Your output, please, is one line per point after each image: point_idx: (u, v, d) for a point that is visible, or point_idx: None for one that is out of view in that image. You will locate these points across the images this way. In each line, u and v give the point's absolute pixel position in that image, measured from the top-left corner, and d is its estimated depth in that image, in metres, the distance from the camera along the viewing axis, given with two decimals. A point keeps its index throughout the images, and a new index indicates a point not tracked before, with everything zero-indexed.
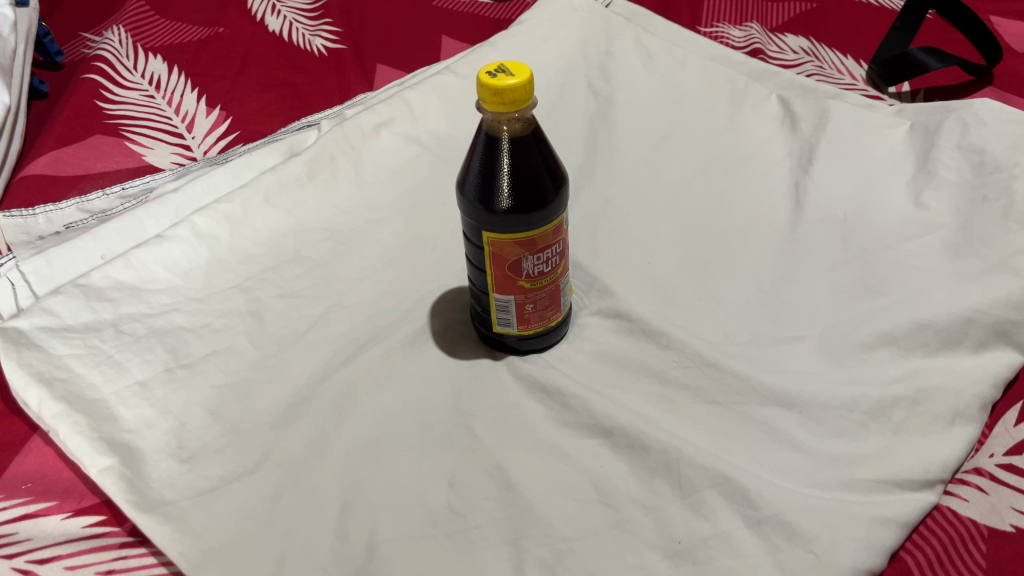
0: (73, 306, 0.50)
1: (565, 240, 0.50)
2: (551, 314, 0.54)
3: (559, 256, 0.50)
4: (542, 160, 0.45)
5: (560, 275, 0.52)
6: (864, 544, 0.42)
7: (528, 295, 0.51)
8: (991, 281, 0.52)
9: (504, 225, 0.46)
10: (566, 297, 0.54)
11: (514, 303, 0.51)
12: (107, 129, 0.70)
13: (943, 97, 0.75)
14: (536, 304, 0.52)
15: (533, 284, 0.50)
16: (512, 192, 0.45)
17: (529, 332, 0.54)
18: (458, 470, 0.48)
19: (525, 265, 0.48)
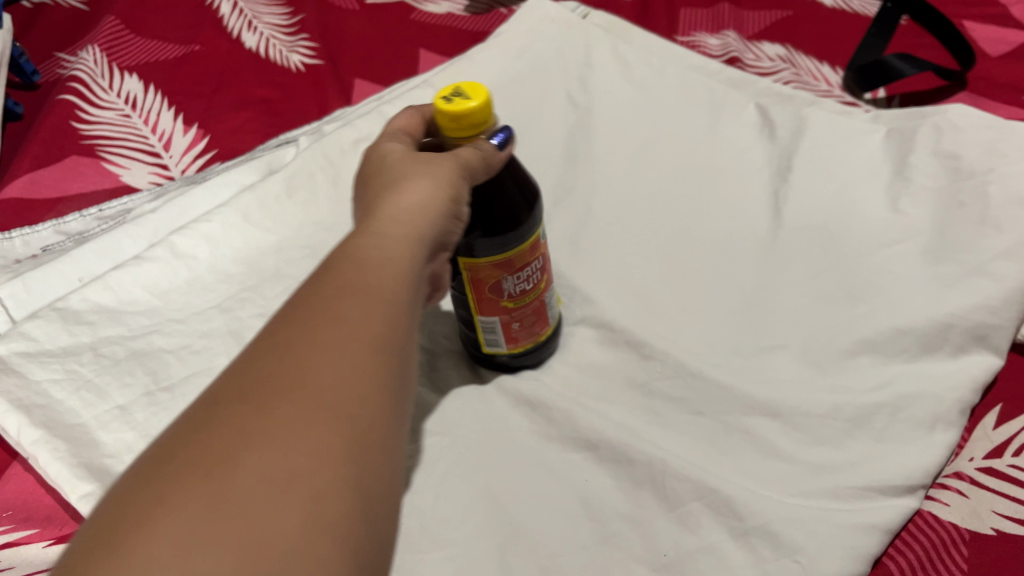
0: (51, 331, 0.50)
1: (542, 254, 0.49)
2: (539, 329, 0.53)
3: (539, 272, 0.49)
4: (509, 182, 0.45)
5: (542, 291, 0.51)
6: (849, 553, 0.42)
7: (513, 315, 0.50)
8: (969, 287, 0.53)
9: (479, 249, 0.45)
10: (552, 312, 0.53)
11: (497, 323, 0.51)
12: (83, 150, 0.70)
13: (917, 102, 0.76)
14: (522, 321, 0.51)
15: (516, 303, 0.50)
16: (485, 217, 0.45)
17: (519, 350, 0.53)
18: (444, 485, 0.48)
19: (505, 286, 0.48)
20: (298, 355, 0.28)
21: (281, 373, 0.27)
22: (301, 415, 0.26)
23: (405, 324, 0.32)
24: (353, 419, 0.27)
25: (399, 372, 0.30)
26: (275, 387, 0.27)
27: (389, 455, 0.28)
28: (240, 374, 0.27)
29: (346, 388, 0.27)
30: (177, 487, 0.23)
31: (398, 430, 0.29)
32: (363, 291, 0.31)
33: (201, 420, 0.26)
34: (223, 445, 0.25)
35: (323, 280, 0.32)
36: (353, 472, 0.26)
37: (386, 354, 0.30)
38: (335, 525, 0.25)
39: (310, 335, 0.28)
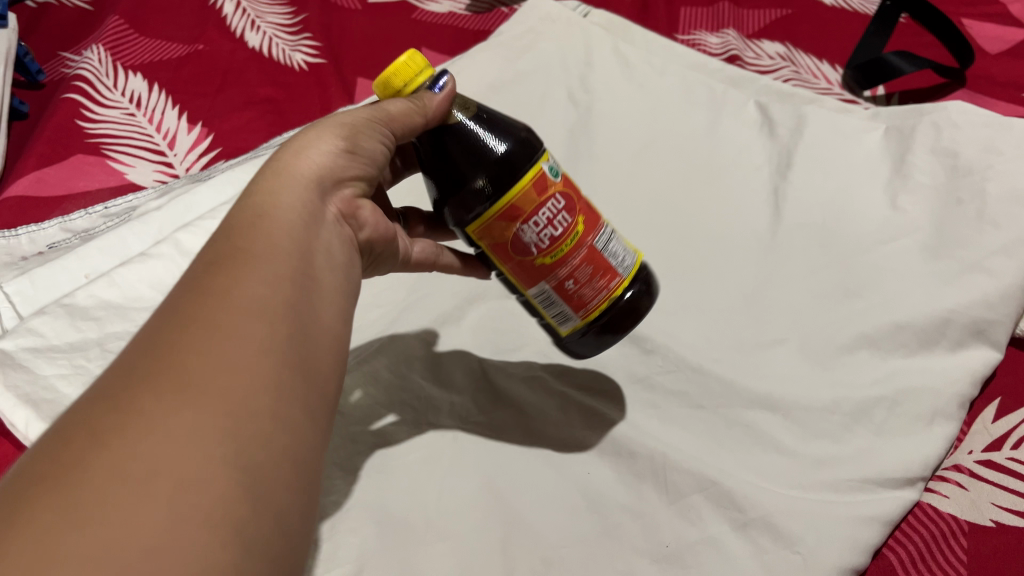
0: (58, 326, 0.50)
1: (563, 195, 0.44)
2: (609, 284, 0.46)
3: (565, 214, 0.44)
4: (476, 135, 0.45)
5: (589, 239, 0.45)
6: (849, 544, 0.43)
7: (557, 273, 0.45)
8: (967, 282, 0.53)
9: (479, 206, 0.43)
10: (619, 260, 0.47)
11: (552, 292, 0.46)
12: (88, 148, 0.70)
13: (917, 100, 0.77)
14: (578, 278, 0.45)
15: (551, 257, 0.44)
16: (476, 176, 0.43)
17: (596, 317, 0.47)
18: (448, 478, 0.48)
19: (526, 238, 0.43)
20: (168, 343, 0.30)
21: (151, 362, 0.29)
22: (170, 389, 0.28)
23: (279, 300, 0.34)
24: (227, 387, 0.29)
25: (276, 365, 0.32)
26: (142, 373, 0.29)
27: (275, 419, 0.30)
28: (119, 372, 0.29)
29: (217, 373, 0.29)
30: (67, 464, 0.25)
31: (278, 421, 0.31)
32: (232, 281, 0.34)
33: (80, 412, 0.27)
34: (98, 430, 0.26)
35: (204, 281, 0.34)
36: (232, 444, 0.28)
37: (259, 327, 0.32)
38: (218, 478, 0.27)
39: (176, 328, 0.31)
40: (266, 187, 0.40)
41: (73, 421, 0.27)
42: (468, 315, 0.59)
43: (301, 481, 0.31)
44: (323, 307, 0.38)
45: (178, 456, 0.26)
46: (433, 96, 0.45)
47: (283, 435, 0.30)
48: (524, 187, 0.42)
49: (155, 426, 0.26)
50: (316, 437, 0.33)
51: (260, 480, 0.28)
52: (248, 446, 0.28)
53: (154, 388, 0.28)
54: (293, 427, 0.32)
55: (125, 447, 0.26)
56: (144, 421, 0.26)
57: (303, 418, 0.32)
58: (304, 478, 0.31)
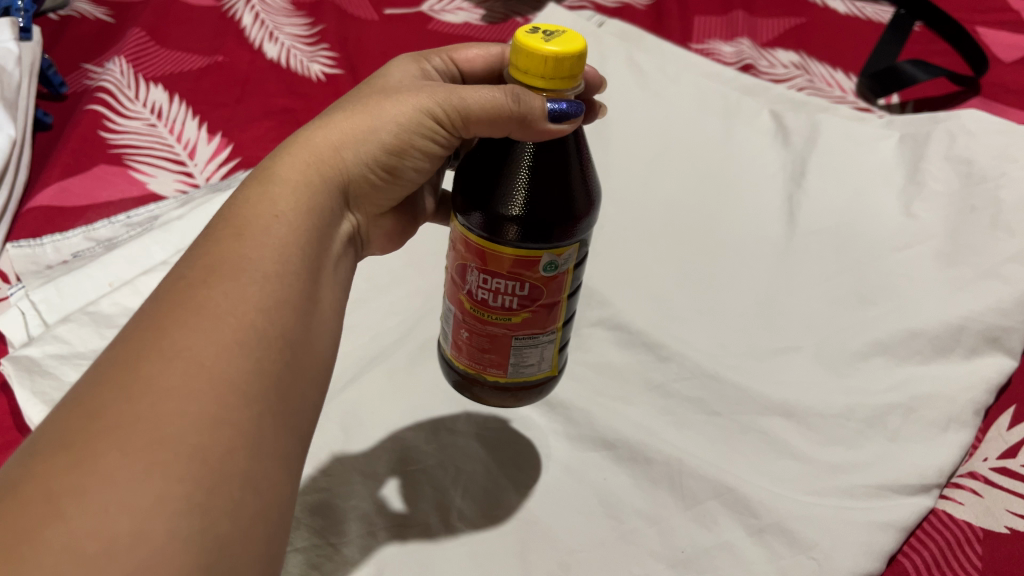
0: (83, 334, 0.52)
1: (533, 287, 0.40)
2: (487, 372, 0.44)
3: (512, 302, 0.40)
4: (551, 165, 0.39)
5: (511, 332, 0.42)
6: (864, 549, 0.43)
7: (462, 317, 0.43)
8: (982, 290, 0.54)
9: (483, 224, 0.39)
10: (521, 365, 0.44)
11: (453, 311, 0.44)
12: (111, 159, 0.72)
13: (931, 108, 0.77)
14: (471, 339, 0.43)
15: (469, 307, 0.42)
16: (515, 199, 0.38)
17: (464, 371, 0.45)
18: (467, 485, 0.49)
19: (468, 275, 0.41)
20: (144, 379, 0.29)
21: (122, 401, 0.28)
22: (144, 443, 0.27)
23: (266, 334, 0.32)
24: (200, 444, 0.28)
25: (257, 408, 0.31)
26: (113, 414, 0.27)
27: (246, 476, 0.29)
28: (97, 401, 0.28)
29: (196, 421, 0.28)
30: (24, 528, 0.24)
31: (256, 469, 0.30)
32: (221, 308, 0.32)
33: (49, 453, 0.27)
34: (64, 484, 0.25)
35: (202, 299, 0.32)
36: (198, 508, 0.27)
37: (245, 371, 0.31)
38: (178, 553, 0.26)
39: (151, 362, 0.29)
40: (266, 186, 0.37)
41: (41, 464, 0.26)
42: None
43: (264, 538, 0.30)
44: (316, 339, 0.36)
45: (136, 531, 0.25)
46: (547, 123, 0.37)
47: (253, 495, 0.29)
48: (520, 255, 0.38)
49: (116, 494, 0.25)
50: (289, 483, 0.32)
51: (223, 553, 0.28)
52: (214, 515, 0.27)
53: (121, 439, 0.27)
54: (268, 481, 0.30)
55: (81, 531, 0.24)
56: (104, 489, 0.25)
57: (277, 468, 0.31)
58: (270, 534, 0.30)
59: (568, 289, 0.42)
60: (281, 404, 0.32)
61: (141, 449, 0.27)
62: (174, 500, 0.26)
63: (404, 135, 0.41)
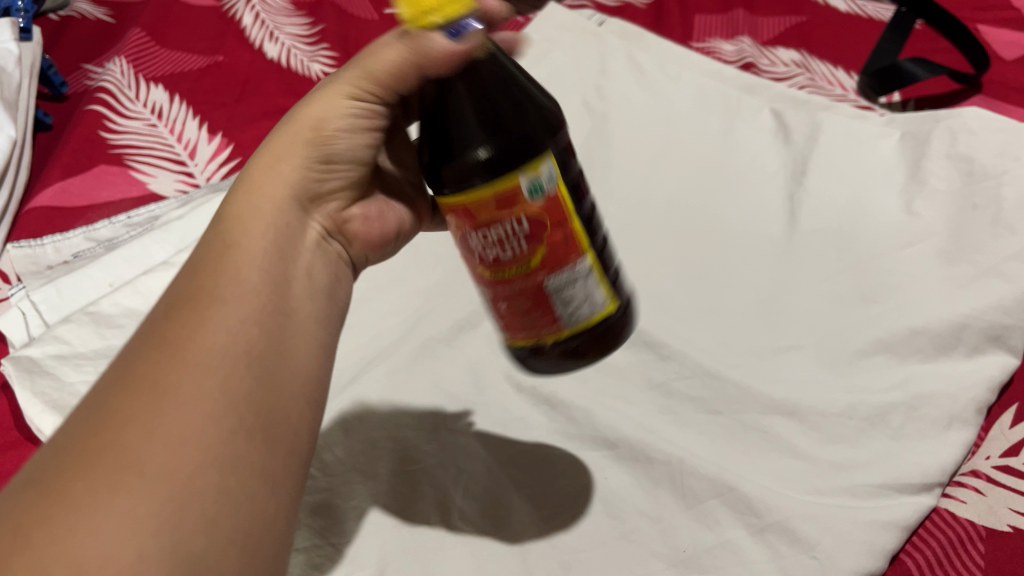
0: (83, 334, 0.52)
1: (533, 218, 0.38)
2: (543, 327, 0.42)
3: (520, 242, 0.38)
4: (486, 102, 0.38)
5: (541, 278, 0.40)
6: (866, 548, 0.43)
7: (496, 289, 0.41)
8: (984, 287, 0.54)
9: (454, 183, 0.38)
10: (571, 309, 0.41)
11: (493, 297, 0.43)
12: (111, 159, 0.72)
13: (933, 106, 0.77)
14: (513, 307, 0.42)
15: (492, 273, 0.41)
16: (474, 145, 0.37)
17: (528, 344, 0.43)
18: (467, 485, 0.49)
19: (471, 241, 0.40)
20: (134, 391, 0.31)
21: (94, 431, 0.29)
22: (113, 468, 0.28)
23: (255, 352, 0.35)
24: (171, 463, 0.29)
25: (232, 425, 0.31)
26: (85, 444, 0.28)
27: (224, 493, 0.30)
28: (71, 434, 0.29)
29: (167, 441, 0.29)
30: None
31: (236, 486, 0.30)
32: (185, 335, 0.33)
33: (27, 487, 0.27)
34: (37, 512, 0.26)
35: (167, 330, 0.33)
36: (173, 524, 0.27)
37: (214, 390, 0.32)
38: (152, 566, 0.26)
39: (122, 392, 0.30)
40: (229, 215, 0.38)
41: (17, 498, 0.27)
42: (486, 322, 0.59)
43: (264, 546, 0.31)
44: (292, 357, 0.37)
45: (106, 548, 0.26)
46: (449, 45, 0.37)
47: (233, 512, 0.30)
48: (497, 196, 0.37)
49: (86, 516, 0.26)
50: (275, 505, 0.32)
51: (204, 567, 0.28)
52: (190, 530, 0.28)
53: (92, 466, 0.28)
54: (251, 499, 0.31)
55: (51, 551, 0.25)
56: (75, 512, 0.26)
57: (259, 488, 0.32)
58: (258, 552, 0.31)
59: (573, 207, 0.39)
60: (258, 419, 0.33)
61: (109, 473, 0.27)
62: (145, 515, 0.27)
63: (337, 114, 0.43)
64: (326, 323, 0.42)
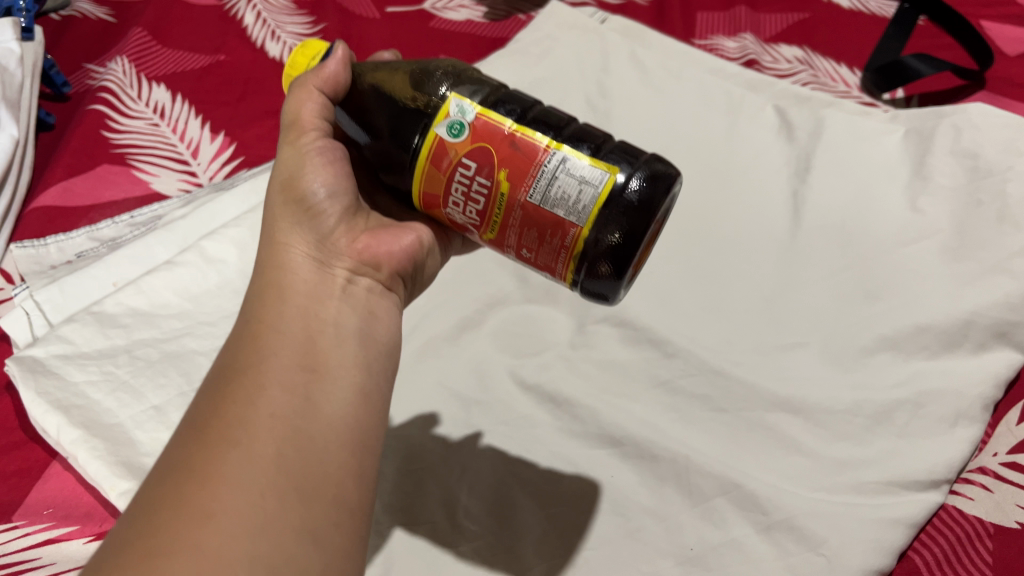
0: (87, 334, 0.52)
1: (471, 155, 0.41)
2: (556, 238, 0.40)
3: (479, 183, 0.41)
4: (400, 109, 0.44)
5: (521, 195, 0.40)
6: (873, 546, 0.43)
7: (508, 242, 0.42)
8: (989, 284, 0.54)
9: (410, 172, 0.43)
10: (569, 202, 0.40)
11: (525, 257, 0.43)
12: (114, 159, 0.72)
13: (937, 102, 0.77)
14: (529, 244, 0.42)
15: (492, 230, 0.42)
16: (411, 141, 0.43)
17: (569, 267, 0.42)
18: (473, 484, 0.49)
19: (454, 215, 0.43)
20: (176, 482, 0.32)
21: (129, 537, 0.30)
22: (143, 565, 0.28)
23: (292, 414, 0.35)
24: (200, 549, 0.29)
25: (261, 497, 0.32)
26: (121, 550, 0.29)
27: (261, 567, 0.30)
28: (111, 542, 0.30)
29: (193, 530, 0.30)
30: None
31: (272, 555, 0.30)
32: (206, 425, 0.34)
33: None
34: None
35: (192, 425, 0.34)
36: None
37: (238, 467, 0.32)
38: None
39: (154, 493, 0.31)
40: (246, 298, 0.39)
41: None
42: (489, 319, 0.59)
43: None
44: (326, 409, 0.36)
45: None
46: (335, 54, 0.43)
47: None
48: (432, 155, 0.41)
49: None
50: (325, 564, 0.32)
51: None
52: None
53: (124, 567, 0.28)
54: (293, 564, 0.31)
55: None
56: None
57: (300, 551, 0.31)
58: None
59: (508, 121, 0.41)
60: (292, 481, 0.33)
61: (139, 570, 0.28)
62: None
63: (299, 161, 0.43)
64: (377, 368, 0.41)
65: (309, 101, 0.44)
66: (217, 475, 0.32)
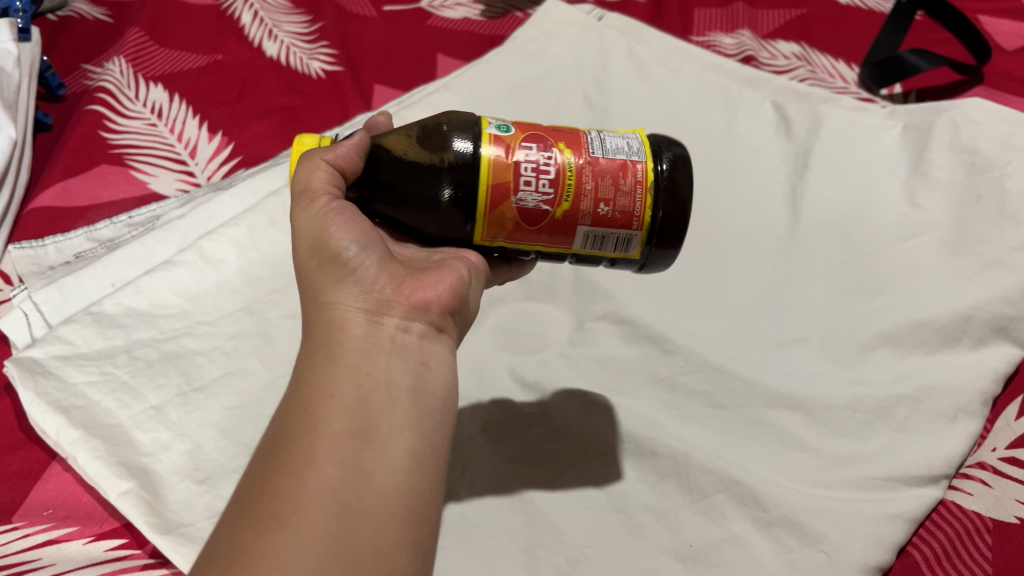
0: (87, 334, 0.52)
1: (531, 141, 0.43)
2: (630, 181, 0.43)
3: (545, 160, 0.42)
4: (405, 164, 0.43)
5: (584, 157, 0.42)
6: (874, 541, 0.43)
7: (584, 215, 0.42)
8: (987, 279, 0.54)
9: (463, 209, 0.42)
10: (623, 152, 0.43)
11: (596, 228, 0.43)
12: (112, 159, 0.72)
13: (934, 97, 0.77)
14: (602, 207, 0.42)
15: (565, 209, 0.42)
16: (444, 184, 0.42)
17: (644, 215, 0.43)
18: (474, 481, 0.49)
19: (527, 207, 0.42)
20: (224, 569, 0.28)
21: None
22: None
23: (343, 485, 0.31)
24: None
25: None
26: None
27: None
28: None
29: None
30: None
31: None
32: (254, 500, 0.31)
33: None
34: None
35: (238, 506, 0.31)
36: None
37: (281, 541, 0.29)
38: None
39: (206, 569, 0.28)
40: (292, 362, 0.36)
41: None
42: (489, 317, 0.59)
43: None
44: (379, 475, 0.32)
45: None
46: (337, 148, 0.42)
47: None
48: (493, 148, 0.42)
49: None
50: None
51: None
52: None
53: None
54: None
55: None
56: None
57: None
58: None
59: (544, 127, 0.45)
60: (345, 555, 0.29)
61: None
62: None
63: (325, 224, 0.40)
64: (434, 426, 0.37)
65: (319, 169, 0.41)
66: (270, 556, 0.28)
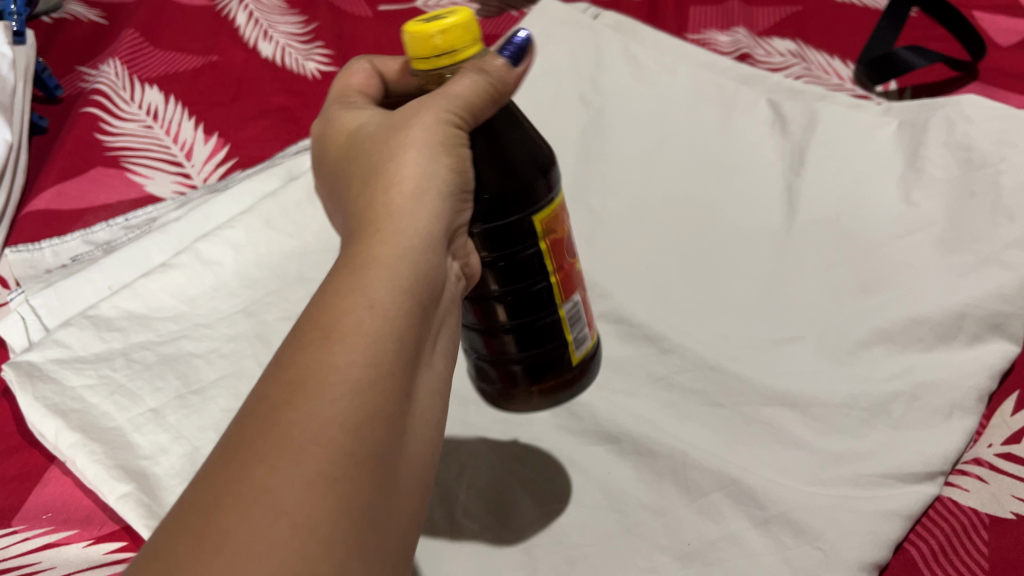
0: (84, 338, 0.52)
1: None
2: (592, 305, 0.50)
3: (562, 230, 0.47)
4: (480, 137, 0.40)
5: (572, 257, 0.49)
6: (870, 538, 0.43)
7: (580, 289, 0.46)
8: (982, 275, 0.54)
9: (538, 195, 0.41)
10: None
11: (581, 305, 0.46)
12: (107, 162, 0.72)
13: (930, 94, 0.77)
14: (584, 295, 0.47)
15: (576, 267, 0.46)
16: (524, 163, 0.40)
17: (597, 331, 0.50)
18: (471, 482, 0.50)
19: (568, 241, 0.44)
20: (287, 444, 0.26)
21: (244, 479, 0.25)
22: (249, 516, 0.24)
23: (395, 406, 0.30)
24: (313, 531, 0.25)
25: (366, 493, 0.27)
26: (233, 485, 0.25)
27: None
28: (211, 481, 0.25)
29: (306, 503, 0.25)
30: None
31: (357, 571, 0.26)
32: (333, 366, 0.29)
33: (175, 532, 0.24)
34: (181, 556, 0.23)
35: (312, 358, 0.29)
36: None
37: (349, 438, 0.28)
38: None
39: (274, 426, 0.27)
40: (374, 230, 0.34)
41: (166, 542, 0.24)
42: None
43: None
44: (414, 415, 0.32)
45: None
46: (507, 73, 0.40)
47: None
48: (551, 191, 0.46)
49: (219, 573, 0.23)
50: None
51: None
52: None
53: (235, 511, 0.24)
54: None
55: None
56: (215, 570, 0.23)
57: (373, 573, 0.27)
58: None
59: None
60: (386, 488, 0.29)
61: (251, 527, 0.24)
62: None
63: (442, 143, 0.37)
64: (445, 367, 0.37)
65: (466, 80, 0.38)
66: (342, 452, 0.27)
